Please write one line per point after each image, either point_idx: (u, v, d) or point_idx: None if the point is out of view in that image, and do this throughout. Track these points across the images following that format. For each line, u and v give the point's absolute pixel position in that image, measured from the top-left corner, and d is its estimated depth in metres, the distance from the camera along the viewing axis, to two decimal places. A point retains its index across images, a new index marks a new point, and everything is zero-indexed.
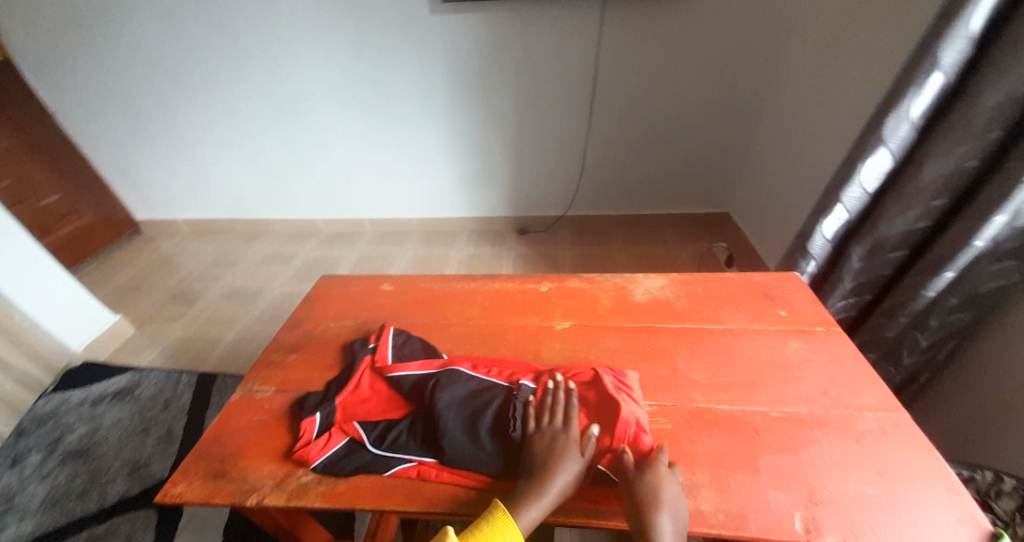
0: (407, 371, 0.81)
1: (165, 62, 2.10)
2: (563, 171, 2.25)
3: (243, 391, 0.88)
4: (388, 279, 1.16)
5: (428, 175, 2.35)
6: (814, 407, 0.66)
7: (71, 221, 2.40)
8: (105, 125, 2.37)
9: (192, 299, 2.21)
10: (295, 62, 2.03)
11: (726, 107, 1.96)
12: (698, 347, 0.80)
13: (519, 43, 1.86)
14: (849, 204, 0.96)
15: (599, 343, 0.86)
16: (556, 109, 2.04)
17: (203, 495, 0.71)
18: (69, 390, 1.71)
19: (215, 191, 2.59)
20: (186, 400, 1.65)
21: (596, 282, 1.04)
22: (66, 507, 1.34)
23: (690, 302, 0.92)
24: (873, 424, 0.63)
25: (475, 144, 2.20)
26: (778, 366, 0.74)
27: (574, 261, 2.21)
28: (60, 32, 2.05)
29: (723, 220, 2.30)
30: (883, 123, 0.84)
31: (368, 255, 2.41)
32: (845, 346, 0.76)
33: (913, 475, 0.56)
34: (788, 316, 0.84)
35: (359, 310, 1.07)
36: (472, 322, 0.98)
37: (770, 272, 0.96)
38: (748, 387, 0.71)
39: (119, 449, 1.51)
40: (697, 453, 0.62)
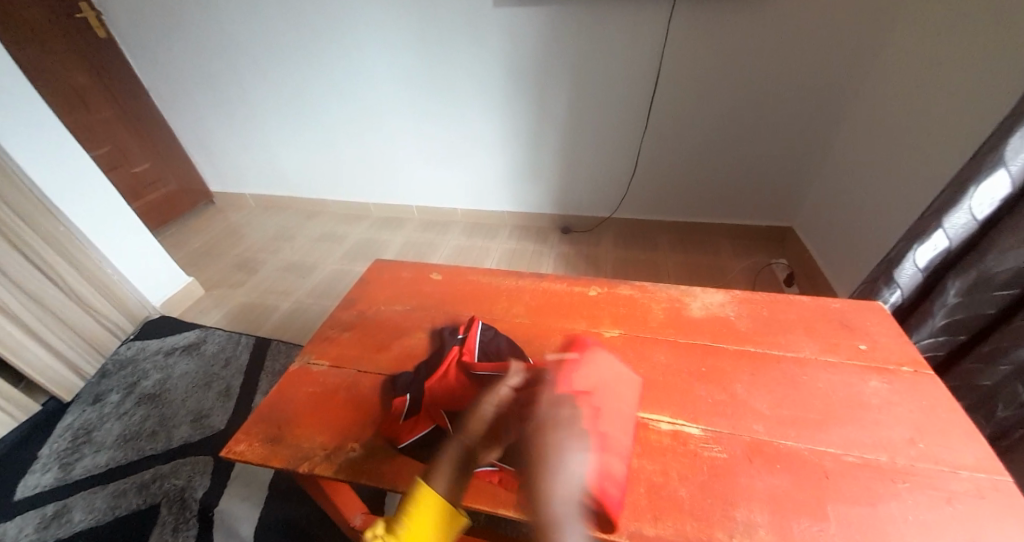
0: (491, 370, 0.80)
1: (245, 47, 2.25)
2: (616, 171, 2.18)
3: (301, 362, 0.94)
4: (438, 269, 1.19)
5: (477, 167, 2.37)
6: (896, 457, 0.60)
7: (157, 188, 2.66)
8: (190, 103, 2.59)
9: (254, 268, 2.38)
10: (361, 51, 2.10)
11: (804, 113, 1.81)
12: (762, 373, 0.75)
13: (583, 39, 1.81)
14: (951, 231, 0.85)
15: (651, 357, 0.82)
16: (614, 108, 1.98)
17: (261, 455, 0.76)
18: (147, 340, 1.90)
19: (280, 169, 2.76)
20: (244, 361, 1.78)
21: (649, 291, 1.00)
22: (138, 445, 1.50)
23: (753, 324, 0.86)
24: (968, 485, 0.56)
25: (528, 139, 2.18)
26: (854, 405, 0.68)
27: (618, 264, 2.15)
28: (159, 16, 2.24)
29: (786, 234, 2.14)
30: (1007, 143, 0.74)
31: (414, 241, 2.48)
32: (937, 393, 0.69)
33: None
34: (868, 351, 0.77)
35: (410, 296, 1.10)
36: (519, 320, 0.97)
37: (848, 299, 0.88)
38: (818, 424, 0.66)
39: (185, 398, 1.66)
40: (755, 489, 0.58)
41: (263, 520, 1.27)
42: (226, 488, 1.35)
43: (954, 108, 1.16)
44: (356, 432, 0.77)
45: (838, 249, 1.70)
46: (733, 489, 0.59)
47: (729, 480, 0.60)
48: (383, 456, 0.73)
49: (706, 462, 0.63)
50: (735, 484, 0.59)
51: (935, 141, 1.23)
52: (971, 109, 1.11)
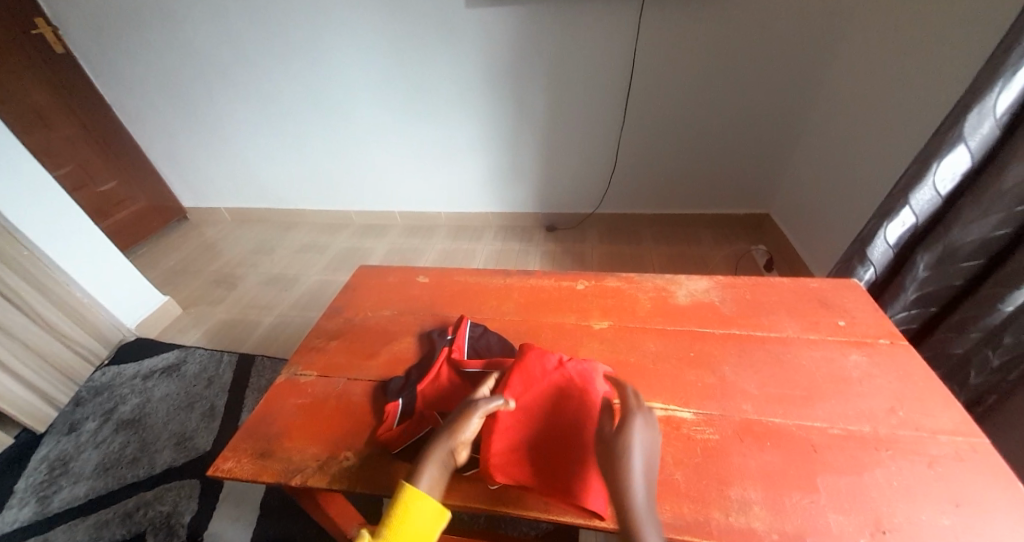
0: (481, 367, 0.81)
1: (211, 57, 2.19)
2: (596, 167, 2.20)
3: (287, 374, 0.91)
4: (424, 271, 1.17)
5: (458, 170, 2.36)
6: (878, 426, 0.63)
7: (126, 206, 2.56)
8: (157, 117, 2.51)
9: (233, 283, 2.31)
10: (333, 57, 2.07)
11: (774, 103, 1.85)
12: (748, 355, 0.77)
13: (556, 38, 1.83)
14: (917, 207, 0.89)
15: (640, 346, 0.83)
16: (591, 105, 1.99)
17: (250, 472, 0.74)
18: (122, 364, 1.83)
19: (256, 181, 2.70)
20: (228, 379, 1.73)
21: (635, 282, 1.01)
22: (120, 472, 1.44)
23: (737, 307, 0.88)
24: (948, 449, 0.58)
25: (507, 139, 2.18)
26: (837, 380, 0.70)
27: (603, 259, 2.17)
28: (118, 27, 2.16)
29: (763, 221, 2.20)
30: (965, 120, 0.77)
31: (398, 247, 2.46)
32: (913, 362, 0.71)
33: (993, 507, 0.52)
34: (847, 326, 0.79)
35: (396, 301, 1.09)
36: (508, 318, 0.97)
37: (825, 278, 0.91)
38: (804, 400, 0.68)
39: (167, 421, 1.60)
40: (748, 467, 0.60)
41: (257, 540, 1.23)
42: (216, 510, 1.31)
43: (915, 91, 1.21)
44: (348, 441, 0.76)
45: (813, 233, 1.75)
46: (728, 469, 0.60)
47: (723, 461, 0.61)
48: (378, 462, 0.71)
49: (699, 445, 0.64)
50: (729, 464, 0.60)
51: (899, 123, 1.28)
52: (930, 91, 1.15)
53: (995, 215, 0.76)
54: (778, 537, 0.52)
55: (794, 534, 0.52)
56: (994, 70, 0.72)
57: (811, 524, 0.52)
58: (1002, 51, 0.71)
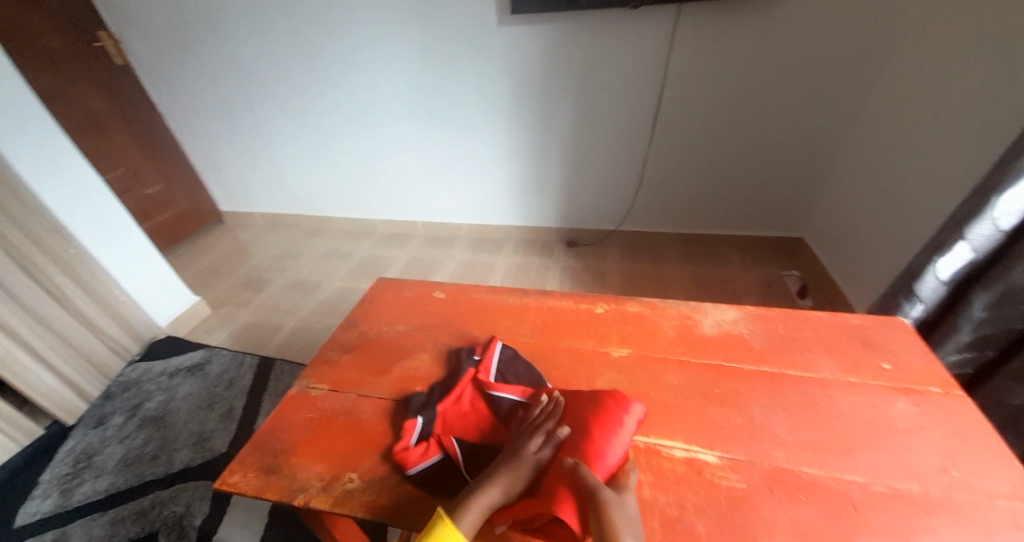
0: (505, 393, 0.77)
1: (254, 69, 2.29)
2: (623, 184, 2.17)
3: (299, 387, 0.91)
4: (440, 287, 1.16)
5: (483, 182, 2.37)
6: (928, 486, 0.56)
7: (168, 208, 2.69)
8: (201, 125, 2.63)
9: (260, 287, 2.37)
10: (367, 72, 2.13)
11: (812, 124, 1.79)
12: (779, 395, 0.71)
13: (586, 55, 1.82)
14: (974, 243, 0.82)
15: (661, 378, 0.79)
16: (619, 122, 1.98)
17: (256, 487, 0.73)
18: (152, 361, 1.89)
19: (289, 188, 2.79)
20: (248, 382, 1.76)
21: (657, 309, 0.97)
22: (139, 469, 1.47)
23: (768, 342, 0.82)
24: (1008, 516, 0.52)
25: (535, 154, 2.18)
26: (880, 429, 0.64)
27: (625, 277, 2.12)
28: (171, 41, 2.30)
29: (797, 245, 2.10)
30: None
31: (419, 257, 2.47)
32: (969, 415, 0.64)
33: None
34: (893, 370, 0.73)
35: (411, 316, 1.08)
36: (523, 340, 0.94)
37: (868, 314, 0.84)
38: (842, 450, 0.62)
39: (187, 421, 1.63)
40: (779, 524, 0.54)
41: None
42: (226, 515, 1.31)
43: (973, 114, 1.13)
44: (354, 461, 0.74)
45: (853, 260, 1.66)
46: (755, 524, 0.55)
47: (751, 514, 0.56)
48: (383, 486, 0.69)
49: (724, 494, 0.58)
50: (758, 518, 0.55)
51: (954, 147, 1.20)
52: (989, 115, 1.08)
53: None
54: None
55: None
56: None
57: None
58: None
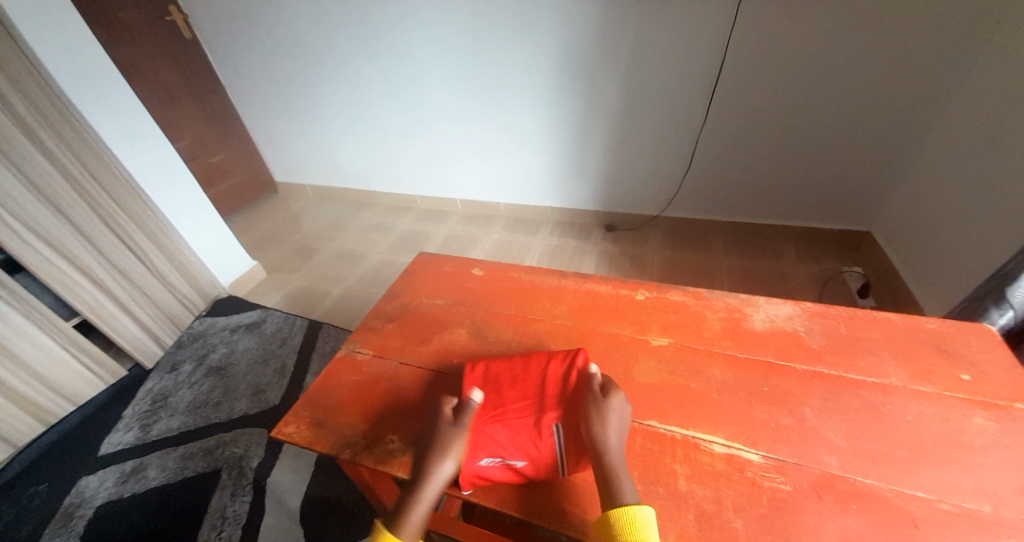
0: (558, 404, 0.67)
1: (307, 44, 2.35)
2: (671, 167, 2.06)
3: (346, 350, 0.96)
4: (480, 264, 1.17)
5: (523, 162, 2.34)
6: (1004, 509, 0.51)
7: (228, 177, 2.87)
8: (259, 99, 2.76)
9: (309, 255, 2.51)
10: (413, 46, 2.13)
11: (895, 104, 1.59)
12: (835, 399, 0.67)
13: (641, 27, 1.71)
14: None
15: (704, 371, 0.76)
16: (671, 100, 1.86)
17: (307, 439, 0.78)
18: (215, 317, 2.07)
19: (336, 162, 2.89)
20: (298, 342, 1.88)
21: (703, 299, 0.92)
22: (205, 412, 1.64)
23: (825, 342, 0.77)
24: None
25: (578, 132, 2.11)
26: (952, 444, 0.58)
27: (665, 265, 2.05)
28: (233, 16, 2.40)
29: (862, 240, 1.93)
30: None
31: (456, 234, 2.50)
32: None
33: None
34: (972, 382, 0.66)
35: (451, 291, 1.10)
36: (561, 321, 0.94)
37: (946, 320, 0.76)
38: (904, 462, 0.57)
39: (246, 373, 1.78)
40: (825, 531, 0.52)
41: (309, 495, 1.33)
42: (277, 462, 1.43)
43: None
44: (395, 424, 0.78)
45: (929, 259, 1.50)
46: (798, 528, 0.53)
47: (794, 517, 0.54)
48: None
49: (766, 494, 0.56)
50: (801, 522, 0.53)
51: None
52: None
53: None
54: None
55: None
56: None
57: None
58: None
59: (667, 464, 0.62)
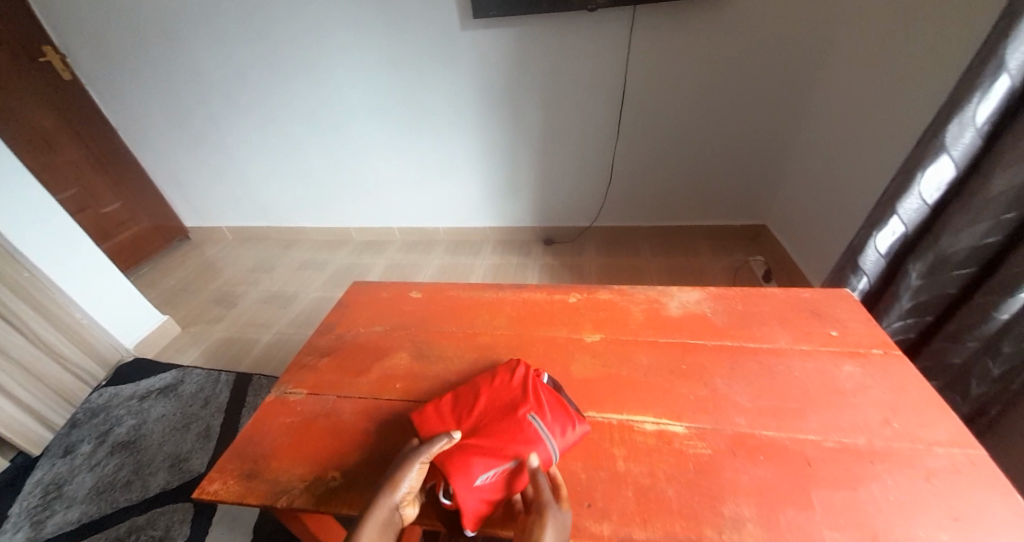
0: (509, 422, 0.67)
1: (214, 81, 2.24)
2: (594, 181, 2.22)
3: (277, 393, 0.91)
4: (417, 287, 1.18)
5: (457, 187, 2.38)
6: (874, 439, 0.61)
7: (128, 228, 2.58)
8: (161, 140, 2.55)
9: (232, 302, 2.31)
10: (332, 79, 2.11)
11: (766, 114, 1.88)
12: (740, 366, 0.76)
13: (550, 56, 1.87)
14: (905, 216, 0.89)
15: (631, 359, 0.82)
16: (586, 120, 2.02)
17: (237, 494, 0.72)
18: (120, 385, 1.82)
19: (257, 201, 2.73)
20: (224, 399, 1.72)
21: (627, 294, 1.01)
22: (112, 496, 1.42)
23: (730, 319, 0.87)
24: (944, 461, 0.57)
25: (505, 155, 2.21)
26: (831, 390, 0.69)
27: (601, 272, 2.17)
28: (123, 54, 2.22)
29: (760, 232, 2.20)
30: (944, 131, 0.78)
31: (396, 263, 2.46)
32: (908, 371, 0.70)
33: (990, 520, 0.51)
34: (840, 336, 0.79)
35: (389, 316, 1.08)
36: (500, 332, 0.97)
37: (818, 288, 0.90)
38: (798, 412, 0.67)
39: (161, 443, 1.58)
40: (741, 482, 0.58)
41: None
42: (209, 534, 1.28)
43: (900, 100, 1.23)
44: (336, 460, 0.74)
45: (810, 242, 1.76)
46: (720, 485, 0.59)
47: (717, 477, 0.60)
48: (368, 483, 0.70)
49: (692, 460, 0.62)
50: (722, 480, 0.59)
51: (889, 134, 1.29)
52: (918, 99, 1.17)
53: (982, 222, 0.77)
54: None
55: None
56: (970, 82, 0.74)
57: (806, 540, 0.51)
58: (979, 61, 0.73)
59: (606, 449, 0.66)
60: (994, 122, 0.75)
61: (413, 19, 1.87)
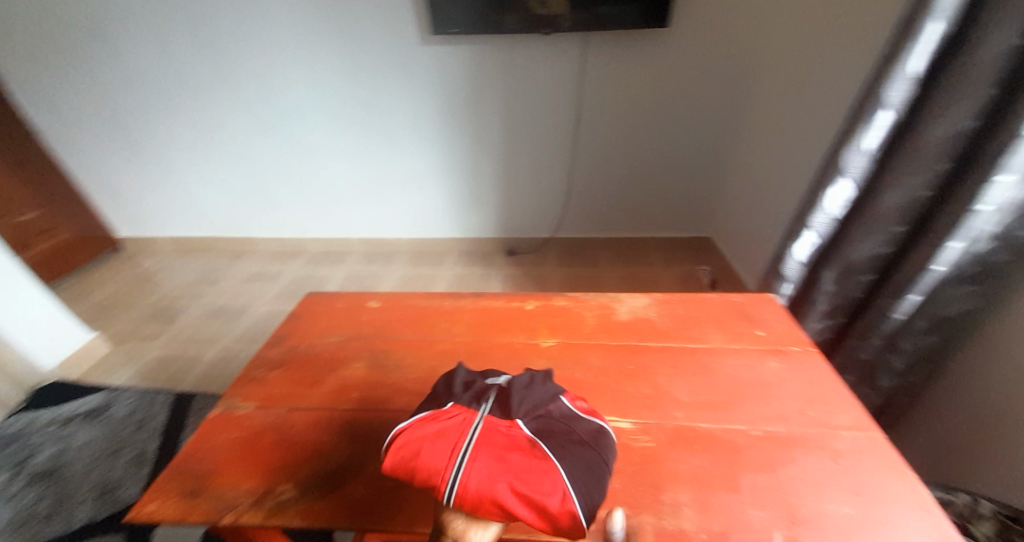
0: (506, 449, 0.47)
1: (156, 83, 2.13)
2: (551, 194, 2.30)
3: (223, 408, 0.87)
4: (374, 296, 1.17)
5: (417, 197, 2.38)
6: (792, 426, 0.69)
7: (50, 238, 2.36)
8: (93, 143, 2.38)
9: (172, 317, 2.16)
10: (286, 85, 2.07)
11: (706, 134, 2.04)
12: (680, 365, 0.83)
13: (507, 73, 1.94)
14: (818, 229, 1.00)
15: (583, 361, 0.87)
16: (542, 135, 2.10)
17: (177, 513, 0.68)
18: (37, 411, 1.64)
19: (203, 209, 2.59)
20: (162, 421, 1.59)
21: (581, 301, 1.06)
22: (27, 533, 1.27)
23: (672, 322, 0.94)
24: (848, 442, 0.65)
25: (465, 167, 2.24)
26: (758, 384, 0.77)
27: (561, 281, 2.22)
28: (53, 51, 2.08)
29: (705, 243, 2.34)
30: (842, 156, 0.89)
31: (356, 274, 2.39)
32: (819, 366, 0.80)
33: (887, 493, 0.58)
34: (765, 336, 0.88)
35: (346, 326, 1.07)
36: (459, 339, 0.98)
37: (747, 294, 1.00)
38: (729, 406, 0.73)
39: (88, 472, 1.43)
40: (680, 471, 0.63)
41: None
42: None
43: (811, 126, 1.38)
44: (286, 472, 0.72)
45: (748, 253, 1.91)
46: (662, 475, 0.63)
47: (659, 468, 0.64)
48: (318, 491, 0.68)
49: (637, 453, 0.67)
50: (664, 470, 0.64)
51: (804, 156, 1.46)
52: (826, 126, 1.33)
53: (879, 235, 0.88)
54: (706, 536, 0.54)
55: (719, 532, 0.55)
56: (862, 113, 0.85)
57: (735, 521, 0.56)
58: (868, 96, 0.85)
59: None
60: (881, 148, 0.86)
61: (369, 32, 1.88)
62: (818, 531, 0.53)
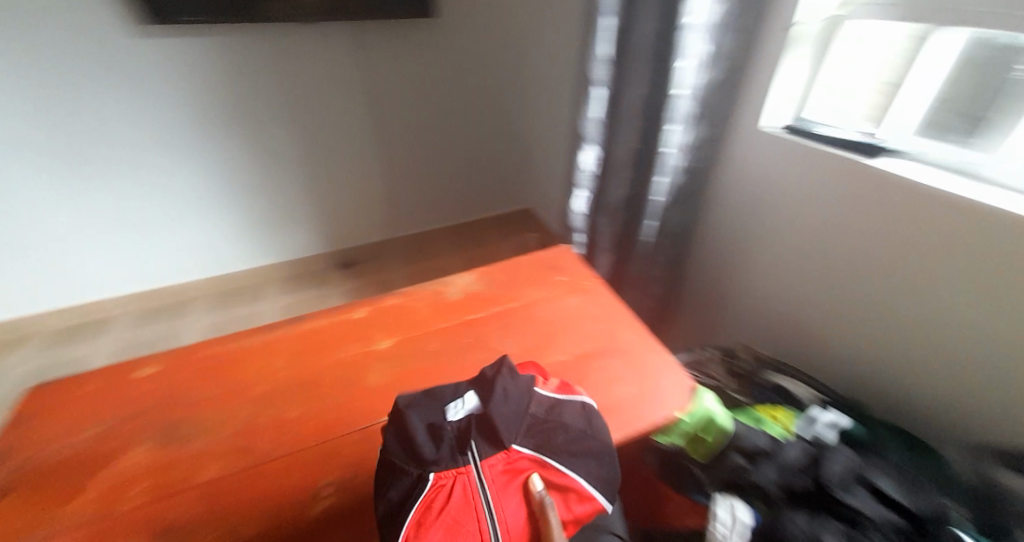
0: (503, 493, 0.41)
1: None
2: (360, 188, 1.85)
3: None
4: (149, 359, 0.86)
5: (161, 250, 1.65)
6: (591, 343, 0.83)
7: None
8: None
9: None
10: None
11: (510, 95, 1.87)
12: (509, 323, 0.91)
13: (263, 65, 1.47)
14: (583, 185, 1.24)
15: (422, 348, 0.87)
16: (325, 119, 1.64)
17: None
18: None
19: None
20: None
21: (412, 294, 1.04)
22: None
23: (496, 288, 1.03)
24: (631, 340, 0.82)
25: (227, 184, 1.63)
26: (565, 319, 0.90)
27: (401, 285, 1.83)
28: None
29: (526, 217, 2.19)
30: (582, 123, 1.15)
31: (138, 338, 1.57)
32: (603, 291, 0.98)
33: (654, 366, 0.75)
34: (566, 280, 1.03)
35: (108, 408, 0.76)
36: (281, 373, 0.82)
37: (548, 249, 1.16)
38: (546, 343, 0.84)
39: None
40: None
41: None
42: None
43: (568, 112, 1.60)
44: None
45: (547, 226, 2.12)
46: None
47: None
48: None
49: None
50: None
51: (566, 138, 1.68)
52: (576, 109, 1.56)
53: (619, 181, 1.10)
54: None
55: None
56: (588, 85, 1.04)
57: None
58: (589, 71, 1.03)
59: None
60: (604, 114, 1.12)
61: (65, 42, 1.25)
62: (614, 412, 0.65)
